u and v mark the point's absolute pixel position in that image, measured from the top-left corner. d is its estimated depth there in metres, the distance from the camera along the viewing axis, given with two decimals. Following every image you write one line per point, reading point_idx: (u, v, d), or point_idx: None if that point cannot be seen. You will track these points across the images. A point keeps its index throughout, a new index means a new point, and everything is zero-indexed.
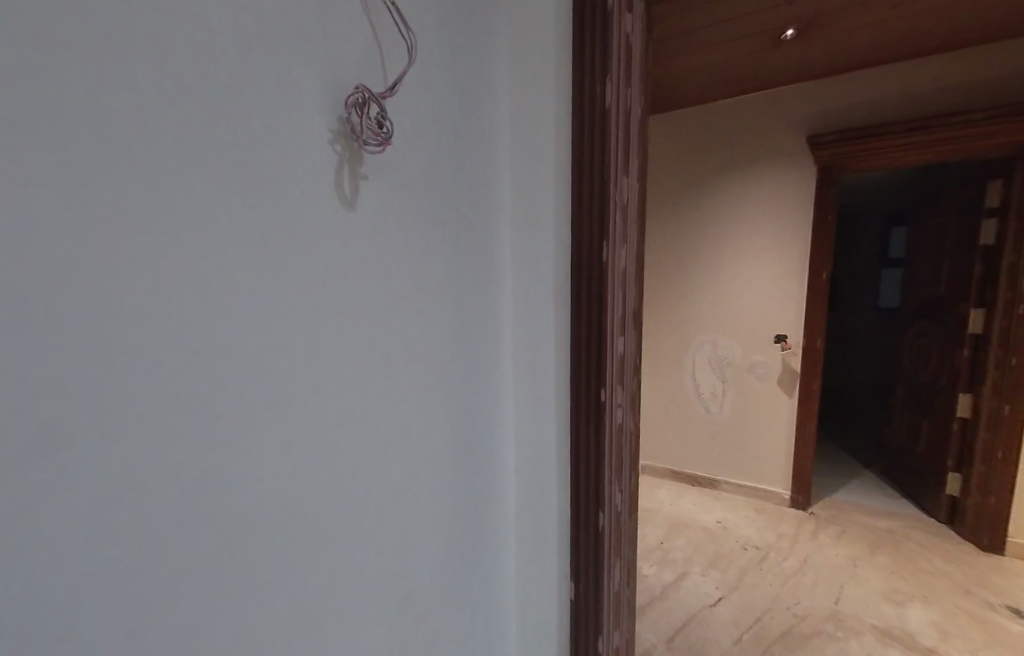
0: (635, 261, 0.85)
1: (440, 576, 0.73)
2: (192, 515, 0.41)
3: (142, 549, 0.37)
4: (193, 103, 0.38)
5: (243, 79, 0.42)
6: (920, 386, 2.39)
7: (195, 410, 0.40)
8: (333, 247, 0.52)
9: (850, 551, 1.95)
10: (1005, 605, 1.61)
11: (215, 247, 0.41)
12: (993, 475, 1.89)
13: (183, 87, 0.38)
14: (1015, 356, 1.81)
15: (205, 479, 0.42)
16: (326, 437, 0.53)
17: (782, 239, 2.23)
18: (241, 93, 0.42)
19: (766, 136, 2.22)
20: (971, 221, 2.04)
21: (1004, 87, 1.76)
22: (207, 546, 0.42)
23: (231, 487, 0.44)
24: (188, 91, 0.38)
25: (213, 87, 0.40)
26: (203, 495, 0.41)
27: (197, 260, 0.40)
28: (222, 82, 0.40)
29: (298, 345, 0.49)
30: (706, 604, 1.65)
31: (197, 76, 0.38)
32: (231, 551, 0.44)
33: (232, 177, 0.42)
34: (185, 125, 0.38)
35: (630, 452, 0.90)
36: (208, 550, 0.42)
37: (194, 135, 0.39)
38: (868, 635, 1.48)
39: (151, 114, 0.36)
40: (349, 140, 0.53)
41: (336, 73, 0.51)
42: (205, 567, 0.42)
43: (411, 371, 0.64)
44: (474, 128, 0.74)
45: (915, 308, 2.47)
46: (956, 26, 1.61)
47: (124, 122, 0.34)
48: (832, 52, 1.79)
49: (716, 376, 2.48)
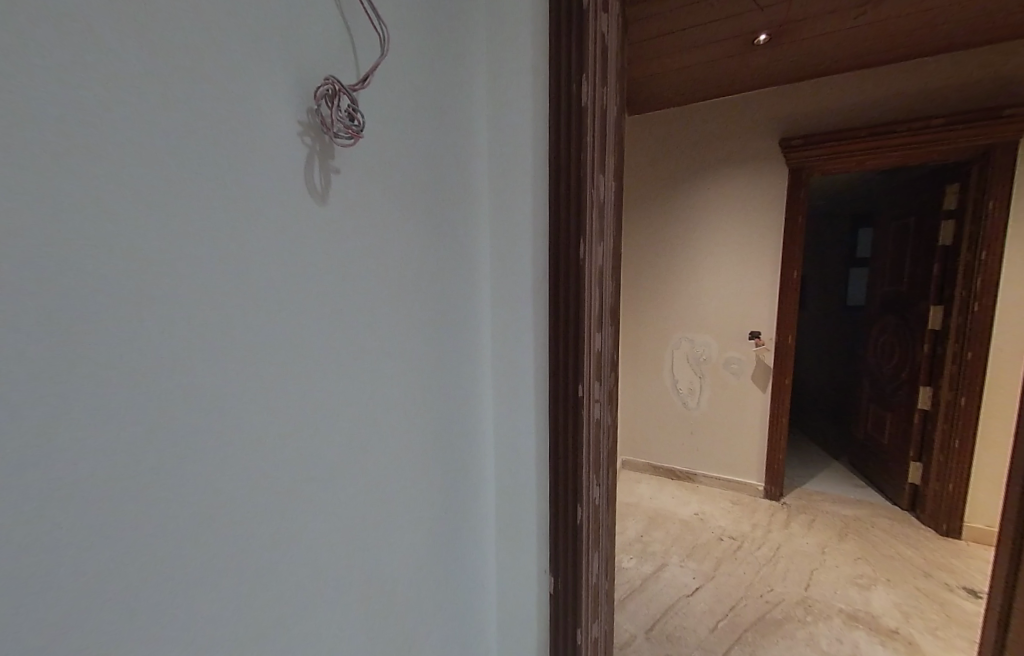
0: (611, 258, 0.86)
1: (418, 577, 0.73)
2: (171, 519, 0.40)
3: (120, 554, 0.37)
4: (150, 86, 0.36)
5: (213, 71, 0.41)
6: (884, 379, 2.51)
7: (154, 410, 0.38)
8: (303, 241, 0.51)
9: (820, 539, 2.04)
10: (961, 586, 1.71)
11: (177, 237, 0.39)
12: (951, 463, 2.01)
13: (153, 79, 0.36)
14: (971, 349, 1.92)
15: (170, 482, 0.40)
16: (297, 436, 0.52)
17: (756, 239, 2.30)
18: (205, 80, 0.40)
19: (739, 139, 2.29)
20: (931, 222, 2.14)
21: (960, 95, 1.86)
22: (172, 553, 0.40)
23: (196, 491, 0.42)
24: (155, 82, 0.37)
25: (181, 77, 0.38)
26: (166, 500, 0.39)
27: (157, 252, 0.38)
28: (193, 75, 0.39)
29: (267, 342, 0.47)
30: (683, 595, 1.69)
31: (165, 67, 0.37)
32: (197, 558, 0.42)
33: (193, 164, 0.40)
34: (158, 120, 0.37)
35: (607, 446, 0.92)
36: (173, 556, 0.40)
37: (152, 119, 0.37)
38: (836, 619, 1.54)
39: (123, 109, 0.35)
40: (319, 132, 0.51)
41: (306, 64, 0.50)
42: (170, 573, 0.40)
43: (387, 369, 0.64)
44: (450, 124, 0.74)
45: (880, 306, 2.59)
46: (916, 34, 1.69)
47: (96, 116, 0.33)
48: (801, 57, 1.85)
49: (693, 372, 2.55)
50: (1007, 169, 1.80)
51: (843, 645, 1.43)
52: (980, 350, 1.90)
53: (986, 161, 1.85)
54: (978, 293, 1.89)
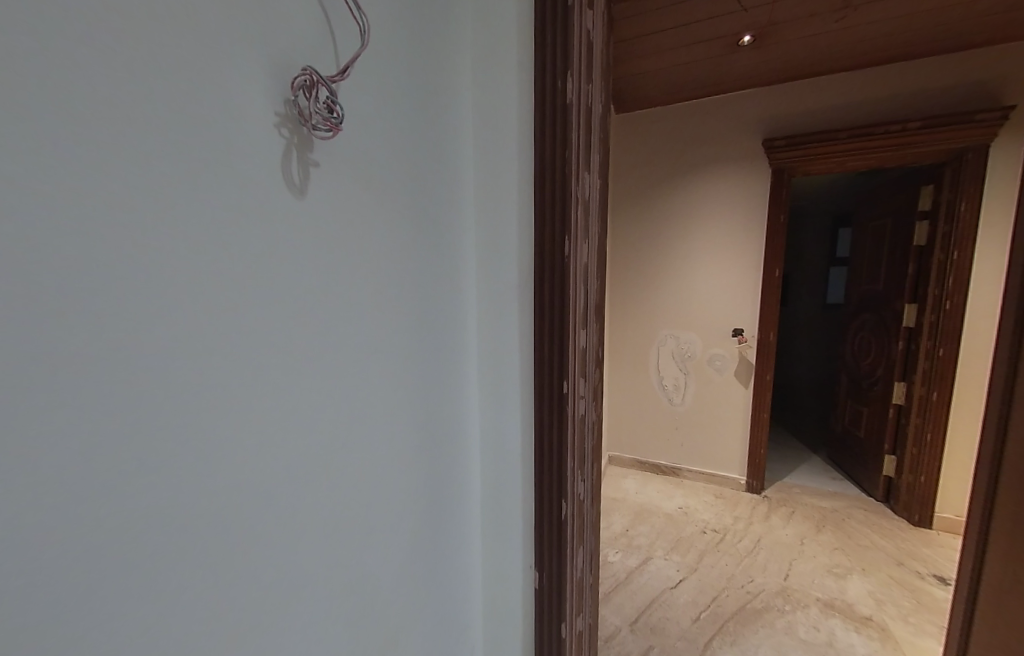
0: (595, 256, 0.87)
1: (402, 576, 0.72)
2: (144, 526, 0.38)
3: (91, 563, 0.35)
4: (119, 75, 0.35)
5: (186, 59, 0.39)
6: (861, 375, 2.59)
7: (124, 409, 0.36)
8: (282, 235, 0.49)
9: (799, 530, 2.09)
10: (931, 574, 1.78)
11: (148, 229, 0.37)
12: (924, 456, 2.08)
13: (121, 68, 0.35)
14: (943, 346, 1.99)
15: (141, 486, 0.38)
16: (278, 435, 0.50)
17: (740, 237, 2.34)
18: (177, 65, 0.38)
19: (724, 138, 2.32)
20: (907, 222, 2.21)
21: (936, 100, 1.92)
22: (146, 557, 0.39)
23: (170, 494, 0.40)
24: (124, 69, 0.35)
25: (152, 66, 0.37)
26: (138, 504, 0.38)
27: (126, 244, 0.36)
28: (163, 63, 0.37)
29: (245, 339, 0.46)
30: (667, 587, 1.72)
31: (135, 55, 0.35)
32: (173, 561, 0.41)
33: (164, 154, 0.38)
34: (128, 110, 0.35)
35: (591, 441, 0.93)
36: (148, 560, 0.39)
37: (120, 105, 0.35)
38: (813, 607, 1.59)
39: (89, 100, 0.33)
40: (296, 124, 0.49)
41: (284, 53, 0.47)
42: (145, 578, 0.39)
43: (371, 366, 0.63)
44: (436, 118, 0.73)
45: (857, 304, 2.67)
46: (895, 38, 1.73)
47: (61, 106, 0.32)
48: (785, 58, 1.88)
49: (679, 368, 2.58)
50: (978, 172, 1.86)
51: (819, 633, 1.48)
52: (951, 346, 1.98)
53: (959, 164, 1.91)
54: (949, 292, 1.96)
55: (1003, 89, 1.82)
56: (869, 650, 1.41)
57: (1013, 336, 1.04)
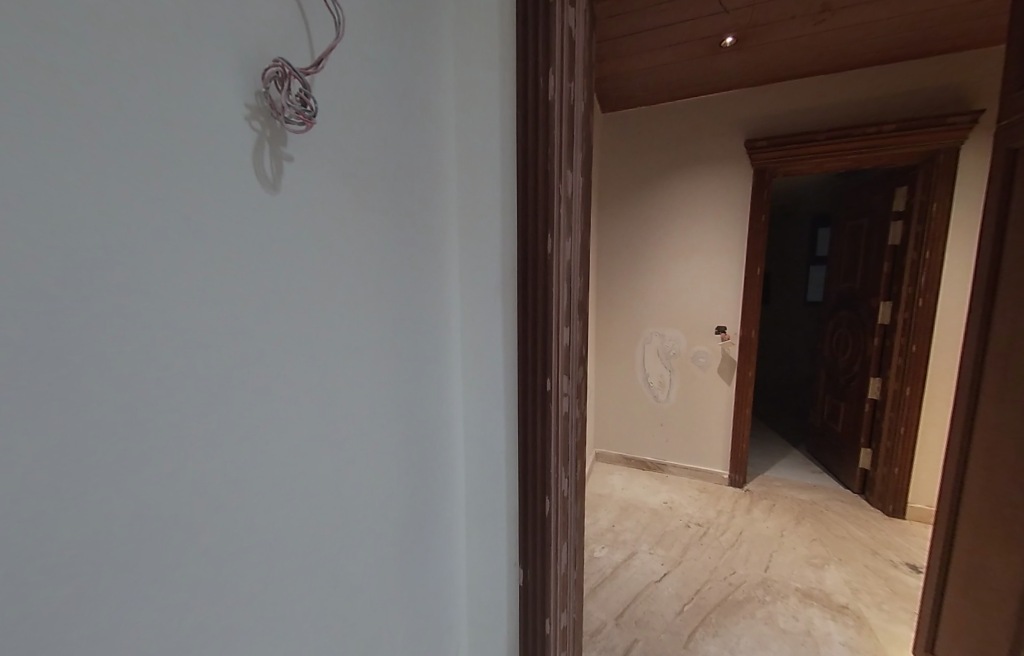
0: (578, 253, 0.88)
1: (386, 576, 0.72)
2: (116, 535, 0.37)
3: (59, 575, 0.34)
4: (80, 64, 0.33)
5: (152, 48, 0.37)
6: (838, 371, 2.66)
7: (91, 410, 0.35)
8: (259, 232, 0.47)
9: (779, 523, 2.14)
10: (904, 562, 1.84)
11: (114, 222, 0.35)
12: (898, 448, 2.15)
13: (85, 57, 0.33)
14: (915, 342, 2.06)
15: (111, 489, 0.36)
16: (257, 436, 0.49)
17: (723, 236, 2.38)
18: (144, 54, 0.36)
19: (707, 139, 2.35)
20: (881, 222, 2.27)
21: (908, 104, 1.98)
22: (118, 563, 0.37)
23: (144, 497, 0.39)
24: (87, 59, 0.33)
25: (117, 55, 0.35)
26: (108, 508, 0.36)
27: (91, 237, 0.34)
28: (128, 52, 0.35)
29: (221, 338, 0.44)
30: (651, 581, 1.74)
31: (97, 42, 0.34)
32: (146, 567, 0.39)
33: (132, 144, 0.36)
34: (93, 102, 0.34)
35: (575, 437, 0.94)
36: (121, 565, 0.37)
37: (85, 97, 0.33)
38: (792, 597, 1.63)
39: (51, 91, 0.32)
40: (268, 117, 0.47)
41: (256, 43, 0.46)
42: (117, 583, 0.37)
43: (353, 363, 0.62)
44: (417, 113, 0.72)
45: (835, 301, 2.74)
46: (871, 41, 1.77)
47: (22, 96, 0.30)
48: (767, 59, 1.91)
49: (664, 366, 2.62)
50: (949, 174, 1.93)
51: (798, 622, 1.52)
52: (923, 342, 2.05)
53: (930, 166, 1.98)
54: (921, 290, 2.03)
55: (971, 94, 1.89)
56: (845, 637, 1.46)
57: (979, 334, 1.08)
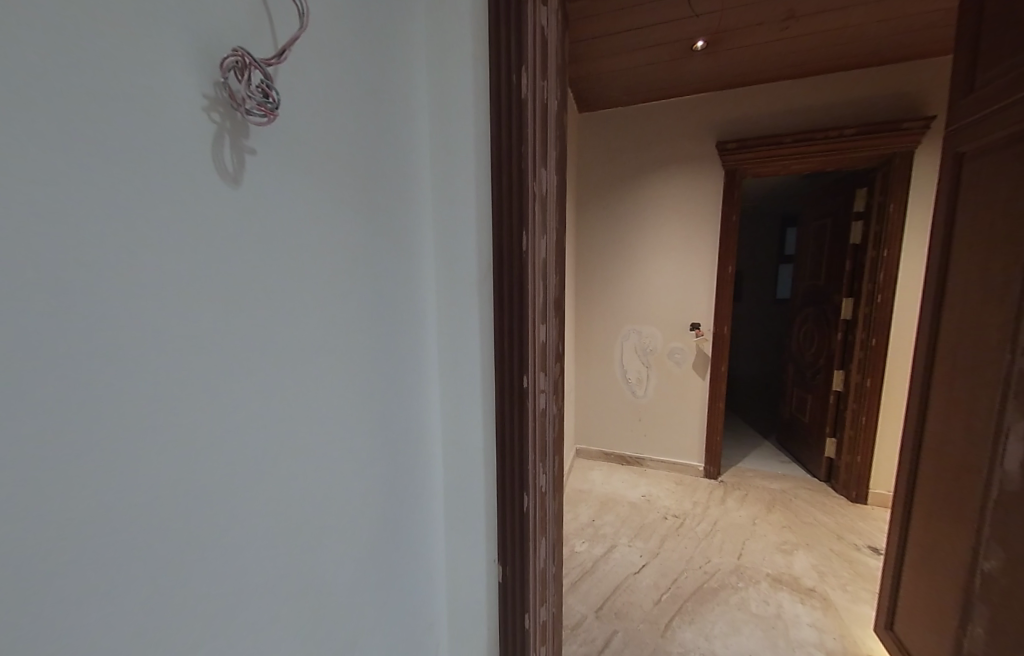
0: (553, 251, 0.89)
1: (362, 580, 0.70)
2: (83, 546, 0.36)
3: (21, 590, 0.32)
4: (31, 60, 0.31)
5: (107, 42, 0.36)
6: (805, 364, 2.77)
7: (51, 418, 0.33)
8: (225, 228, 0.46)
9: (751, 511, 2.22)
10: (866, 545, 1.94)
11: (71, 223, 0.34)
12: (860, 437, 2.26)
13: (35, 53, 0.32)
14: (874, 336, 2.18)
15: (73, 500, 0.35)
16: (227, 439, 0.47)
17: (696, 235, 2.44)
18: (101, 50, 0.35)
19: (680, 140, 2.41)
20: (843, 222, 2.38)
21: (866, 110, 2.08)
22: (75, 578, 0.35)
23: (101, 509, 0.37)
24: (39, 56, 0.32)
25: (73, 51, 0.34)
26: (69, 521, 0.35)
27: (49, 240, 0.33)
28: (83, 47, 0.34)
29: (186, 338, 0.42)
30: (631, 573, 1.78)
31: (50, 38, 0.32)
32: (113, 580, 0.38)
33: (91, 143, 0.35)
34: (48, 100, 0.32)
35: (552, 433, 0.95)
36: (88, 576, 0.36)
37: (40, 96, 0.32)
38: (764, 583, 1.70)
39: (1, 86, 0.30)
40: (228, 108, 0.45)
41: (216, 33, 0.44)
42: (84, 598, 0.36)
43: (325, 361, 0.61)
44: (389, 109, 0.71)
45: (802, 298, 2.86)
46: (832, 47, 1.84)
47: None
48: (735, 63, 1.97)
49: (641, 362, 2.67)
50: (904, 176, 2.03)
51: (769, 606, 1.58)
52: (881, 336, 2.16)
53: (887, 168, 2.08)
54: (881, 286, 2.14)
55: (922, 102, 2.00)
56: (812, 618, 1.52)
57: (931, 329, 1.15)
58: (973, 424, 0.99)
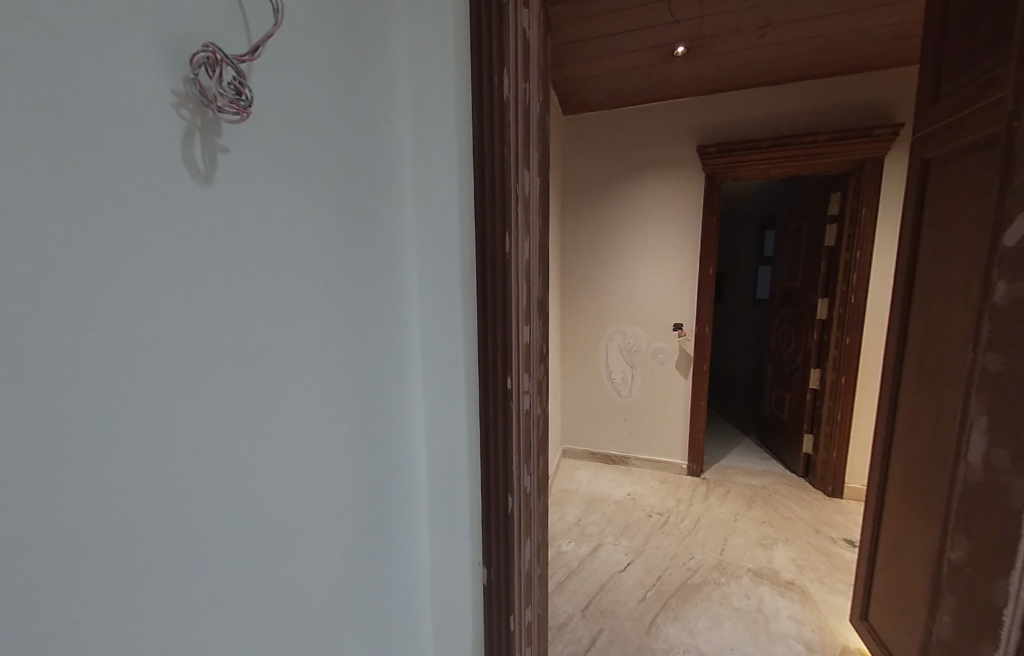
0: (536, 253, 0.89)
1: (343, 588, 0.69)
2: (51, 559, 0.34)
3: None
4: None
5: (75, 39, 0.34)
6: (783, 363, 2.84)
7: (23, 427, 0.32)
8: (197, 229, 0.44)
9: (733, 508, 2.27)
10: (842, 538, 2.00)
11: (38, 225, 0.33)
12: (835, 433, 2.33)
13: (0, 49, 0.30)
14: (848, 335, 2.25)
15: (43, 512, 0.34)
16: (201, 446, 0.46)
17: (678, 237, 2.48)
18: (70, 47, 0.34)
19: (661, 144, 2.45)
20: (819, 225, 2.45)
21: (839, 117, 2.15)
22: (44, 590, 0.34)
23: (73, 520, 0.35)
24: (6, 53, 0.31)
25: (40, 49, 0.32)
26: (41, 533, 0.34)
27: (15, 245, 0.32)
28: (51, 44, 0.33)
29: (154, 342, 0.41)
30: (616, 571, 1.79)
31: (16, 34, 0.31)
32: (86, 593, 0.37)
33: (58, 142, 0.34)
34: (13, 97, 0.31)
35: (537, 435, 0.95)
36: (57, 591, 0.35)
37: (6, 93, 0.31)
38: (745, 577, 1.74)
39: None
40: (199, 104, 0.44)
41: (185, 27, 0.42)
42: (55, 613, 0.35)
43: (305, 365, 0.59)
44: (370, 109, 0.70)
45: (779, 299, 2.93)
46: (808, 55, 1.90)
47: None
48: (714, 68, 2.01)
49: (626, 362, 2.70)
50: (874, 181, 2.11)
51: (750, 600, 1.61)
52: (855, 336, 2.23)
53: (859, 173, 2.15)
54: (854, 287, 2.21)
55: (891, 110, 2.08)
56: (791, 611, 1.56)
57: (900, 328, 1.19)
58: (939, 419, 1.03)
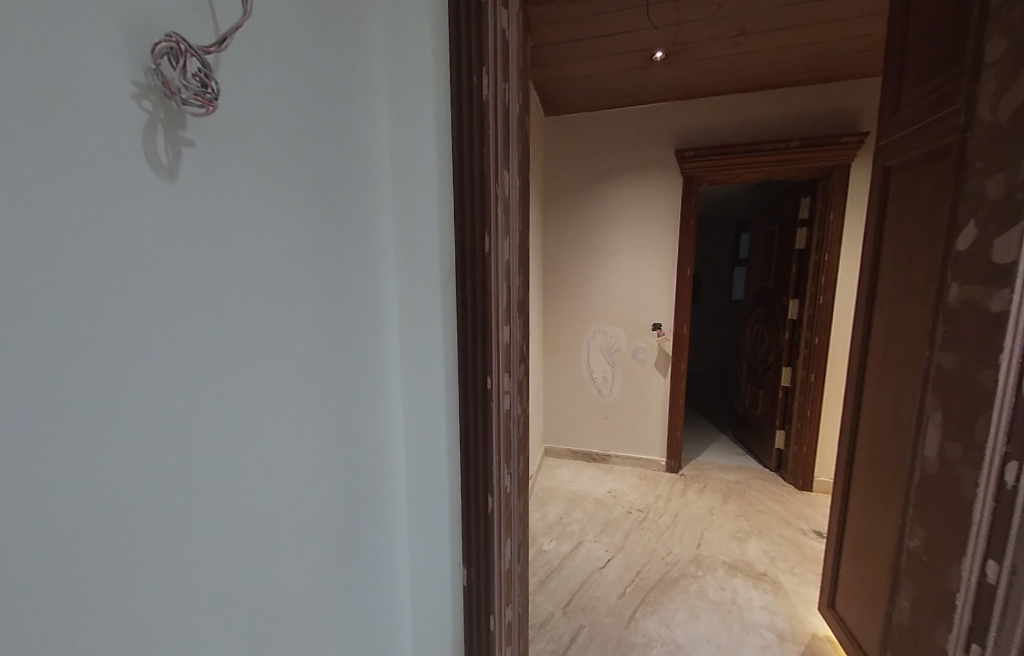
0: (516, 253, 0.89)
1: (319, 594, 0.67)
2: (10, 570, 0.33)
3: None
4: None
5: (32, 27, 0.33)
6: (757, 362, 2.93)
7: None
8: (166, 226, 0.43)
9: (709, 503, 2.33)
10: (811, 530, 2.08)
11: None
12: (805, 429, 2.42)
13: None
14: (817, 335, 2.33)
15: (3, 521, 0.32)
16: (171, 450, 0.44)
17: (657, 238, 2.53)
18: (26, 35, 0.33)
19: (640, 147, 2.49)
20: (790, 229, 2.53)
21: (808, 125, 2.23)
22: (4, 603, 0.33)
23: (34, 529, 0.34)
24: None
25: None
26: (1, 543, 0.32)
27: None
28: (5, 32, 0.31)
29: (121, 343, 0.39)
30: (596, 568, 1.81)
31: None
32: (46, 605, 0.35)
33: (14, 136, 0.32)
34: None
35: (517, 434, 0.95)
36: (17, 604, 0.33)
37: None
38: (720, 570, 1.78)
39: None
40: (161, 95, 0.42)
41: (146, 14, 0.41)
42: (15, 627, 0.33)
43: (279, 367, 0.58)
44: (345, 105, 0.69)
45: (754, 299, 3.02)
46: (779, 64, 1.96)
47: None
48: (691, 74, 2.05)
49: (606, 361, 2.73)
50: (841, 186, 2.20)
51: (725, 592, 1.66)
52: (824, 335, 2.32)
53: (828, 178, 2.24)
54: (822, 289, 2.30)
55: (856, 119, 2.17)
56: (764, 600, 1.61)
57: (863, 328, 1.24)
58: (899, 414, 1.08)
